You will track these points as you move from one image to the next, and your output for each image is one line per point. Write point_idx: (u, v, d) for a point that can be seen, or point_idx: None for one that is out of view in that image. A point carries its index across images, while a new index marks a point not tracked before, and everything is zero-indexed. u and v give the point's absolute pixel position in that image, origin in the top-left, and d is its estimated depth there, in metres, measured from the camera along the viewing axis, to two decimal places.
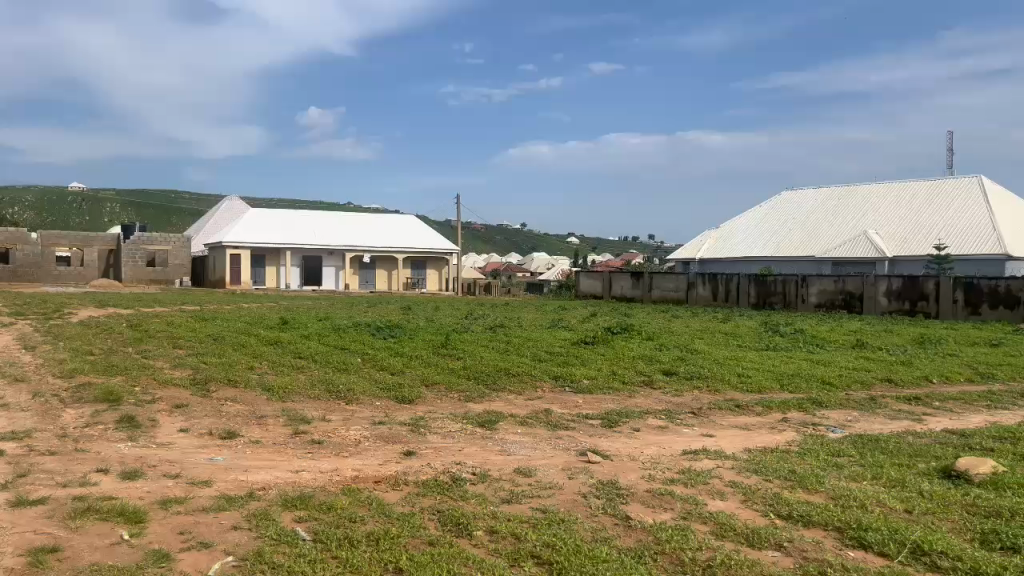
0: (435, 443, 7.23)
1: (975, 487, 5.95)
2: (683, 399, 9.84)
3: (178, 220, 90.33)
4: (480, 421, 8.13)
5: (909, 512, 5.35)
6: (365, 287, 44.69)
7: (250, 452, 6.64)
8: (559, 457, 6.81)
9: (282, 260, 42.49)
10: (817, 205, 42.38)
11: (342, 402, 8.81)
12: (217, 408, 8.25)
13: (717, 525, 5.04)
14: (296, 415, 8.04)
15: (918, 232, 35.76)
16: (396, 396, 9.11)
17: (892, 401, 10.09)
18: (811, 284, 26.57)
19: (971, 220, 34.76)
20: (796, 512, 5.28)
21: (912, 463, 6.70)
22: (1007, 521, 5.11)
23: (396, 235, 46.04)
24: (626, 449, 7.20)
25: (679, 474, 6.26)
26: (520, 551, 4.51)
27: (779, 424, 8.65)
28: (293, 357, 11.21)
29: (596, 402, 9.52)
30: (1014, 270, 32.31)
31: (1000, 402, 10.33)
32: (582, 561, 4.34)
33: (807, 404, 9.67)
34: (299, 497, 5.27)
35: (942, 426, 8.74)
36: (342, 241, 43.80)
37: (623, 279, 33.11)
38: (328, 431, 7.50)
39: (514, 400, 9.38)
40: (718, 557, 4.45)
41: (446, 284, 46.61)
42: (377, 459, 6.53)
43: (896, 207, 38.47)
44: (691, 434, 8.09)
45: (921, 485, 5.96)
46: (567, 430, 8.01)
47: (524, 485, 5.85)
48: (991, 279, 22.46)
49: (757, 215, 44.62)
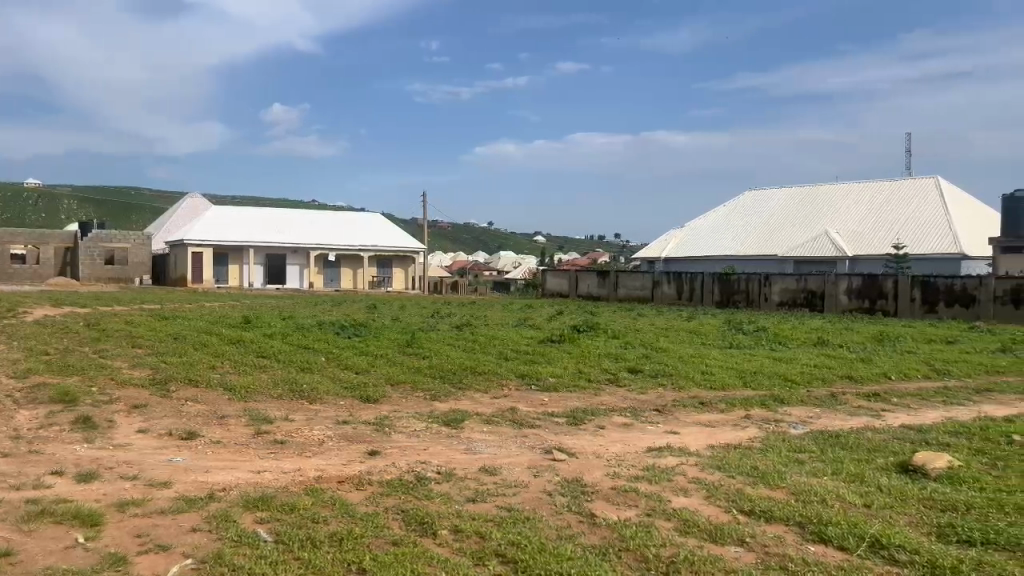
0: (399, 442, 7.17)
1: (932, 482, 6.07)
2: (648, 397, 9.91)
3: (138, 218, 88.57)
4: (445, 420, 8.10)
5: (867, 507, 5.43)
6: (329, 286, 44.30)
7: (211, 453, 6.56)
8: (525, 455, 6.81)
9: (245, 259, 41.97)
10: (780, 205, 42.95)
11: (305, 402, 8.71)
12: (177, 409, 8.11)
13: (680, 521, 5.08)
14: (258, 415, 7.94)
15: (877, 232, 36.44)
16: (360, 396, 9.02)
17: (851, 398, 10.25)
18: (773, 283, 26.98)
19: (929, 219, 35.50)
20: (759, 507, 5.35)
21: (872, 459, 6.81)
22: (963, 515, 5.22)
23: (361, 234, 45.68)
24: (592, 447, 7.22)
25: (643, 471, 6.30)
26: (485, 550, 4.49)
27: (742, 421, 8.75)
28: (256, 356, 11.05)
29: (562, 400, 9.53)
30: (969, 269, 32.99)
31: (956, 397, 10.55)
32: (547, 559, 4.34)
33: (770, 401, 9.78)
34: (261, 498, 5.20)
35: (900, 421, 8.91)
36: (306, 240, 43.33)
37: (590, 277, 33.26)
38: (290, 431, 7.41)
39: (480, 399, 9.34)
40: (682, 554, 4.48)
41: (412, 283, 46.36)
42: (340, 459, 6.47)
43: (857, 207, 39.18)
44: (655, 431, 8.13)
45: (879, 480, 6.06)
46: (533, 428, 8.00)
47: (489, 484, 5.83)
48: (948, 278, 22.86)
49: (722, 215, 45.06)
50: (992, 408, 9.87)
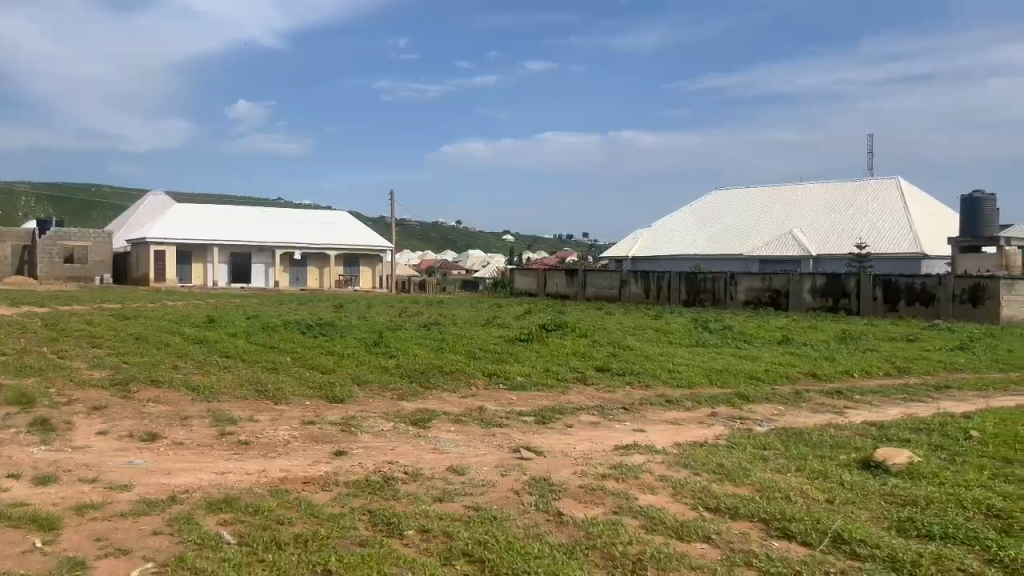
0: (367, 442, 7.12)
1: (892, 477, 6.18)
2: (615, 395, 9.97)
3: (99, 215, 87.16)
4: (413, 419, 8.07)
5: (830, 503, 5.52)
6: (295, 284, 43.92)
7: (173, 454, 6.45)
8: (492, 454, 6.80)
9: (209, 257, 41.38)
10: (746, 205, 43.39)
11: (270, 402, 8.62)
12: (138, 410, 7.97)
13: (646, 518, 5.11)
14: (222, 416, 7.83)
15: (840, 232, 37.01)
16: (326, 395, 8.95)
17: (815, 395, 10.40)
18: (739, 282, 27.25)
19: (890, 220, 36.13)
20: (724, 504, 5.40)
21: (835, 455, 6.91)
22: (922, 509, 5.33)
23: (328, 231, 45.30)
24: (560, 445, 7.25)
25: (611, 469, 6.33)
26: (452, 550, 4.47)
27: (708, 419, 8.84)
28: (221, 356, 10.89)
29: (530, 399, 9.52)
30: (929, 268, 33.64)
31: (916, 394, 10.75)
32: (515, 558, 4.33)
33: (735, 399, 9.90)
34: (224, 500, 5.13)
35: (862, 418, 9.06)
36: (272, 237, 42.88)
37: (559, 276, 33.33)
38: (255, 431, 7.34)
39: (449, 398, 9.33)
40: (649, 551, 4.50)
41: (380, 281, 46.17)
42: (306, 459, 6.42)
43: (821, 207, 39.74)
44: (622, 429, 8.18)
45: (842, 476, 6.16)
46: (501, 427, 7.99)
47: (456, 483, 5.81)
48: (909, 277, 23.25)
49: (689, 214, 45.48)
50: (950, 404, 10.09)
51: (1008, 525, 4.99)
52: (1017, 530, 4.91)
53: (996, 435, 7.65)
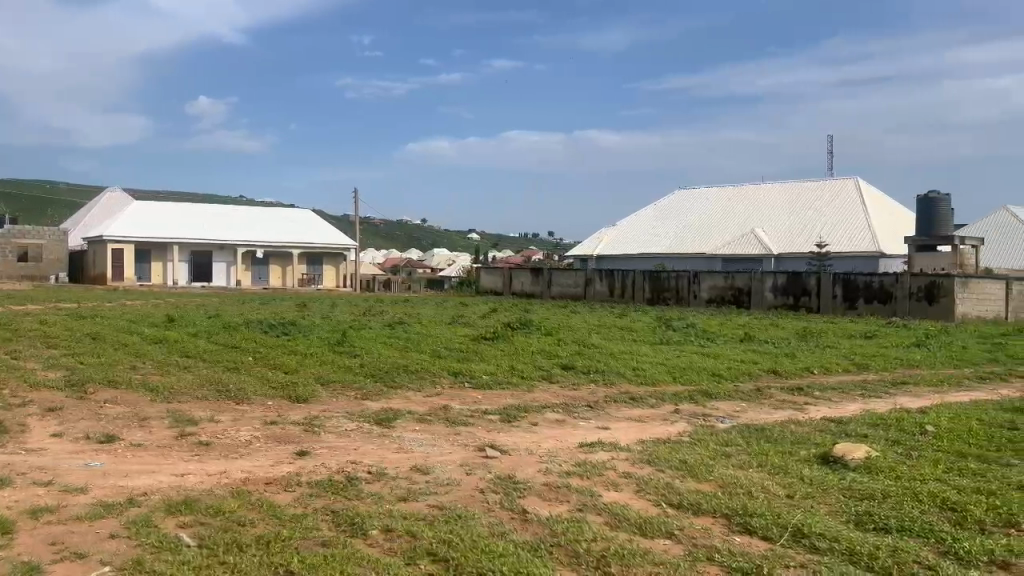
0: (330, 442, 7.06)
1: (850, 471, 6.29)
2: (580, 393, 10.00)
3: (54, 213, 85.20)
4: (378, 418, 8.02)
5: (790, 497, 5.61)
6: (258, 283, 43.39)
7: (131, 456, 6.33)
8: (457, 453, 6.78)
9: (169, 255, 40.73)
10: (709, 205, 43.82)
11: (232, 402, 8.52)
12: (95, 411, 7.81)
13: (611, 515, 5.14)
14: (181, 416, 7.71)
15: (801, 231, 37.58)
16: (289, 395, 8.86)
17: (776, 391, 10.55)
18: (702, 280, 27.56)
19: (849, 219, 36.78)
20: (687, 500, 5.45)
21: (795, 451, 7.02)
22: (879, 502, 5.43)
23: (291, 229, 44.82)
24: (525, 444, 7.27)
25: (575, 466, 6.36)
26: (417, 549, 4.45)
27: (671, 416, 8.92)
28: (181, 356, 10.72)
29: (496, 398, 9.52)
30: (886, 266, 34.31)
31: (873, 390, 10.99)
32: (480, 557, 4.33)
33: (698, 396, 10.00)
34: (184, 502, 5.05)
35: (822, 414, 9.21)
36: (233, 235, 42.32)
37: (524, 274, 33.41)
38: (216, 432, 7.25)
39: (414, 397, 9.31)
40: (613, 548, 4.53)
41: (344, 280, 45.90)
42: (269, 460, 6.34)
43: (782, 207, 40.30)
44: (587, 427, 8.21)
45: (802, 471, 6.26)
46: (466, 426, 7.98)
47: (422, 482, 5.79)
48: (867, 276, 23.68)
49: (654, 213, 45.84)
50: (906, 400, 10.31)
51: (961, 518, 5.12)
52: (970, 522, 5.04)
53: (951, 430, 7.84)
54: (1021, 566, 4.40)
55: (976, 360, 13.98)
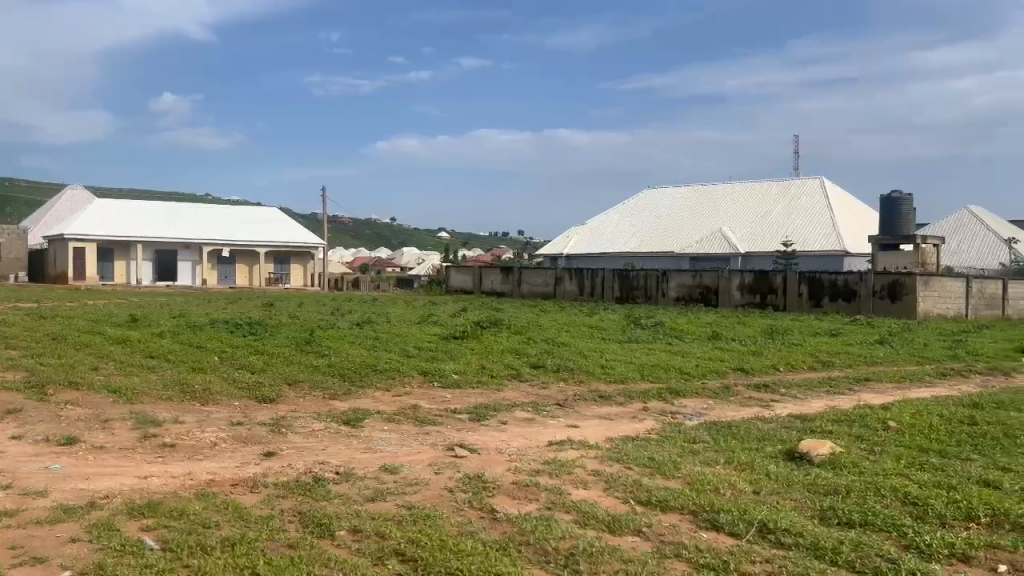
0: (296, 443, 7.01)
1: (815, 467, 6.38)
2: (549, 391, 10.02)
3: (13, 211, 83.29)
4: (346, 419, 7.96)
5: (757, 493, 5.67)
6: (223, 283, 42.86)
7: (93, 458, 6.22)
8: (425, 453, 6.75)
9: (133, 255, 40.09)
10: (677, 204, 44.13)
11: (197, 403, 8.40)
12: (55, 413, 7.66)
13: (579, 513, 5.16)
14: (144, 418, 7.59)
15: (768, 230, 38.00)
16: (255, 396, 8.77)
17: (743, 389, 10.67)
18: (670, 279, 27.75)
19: (815, 218, 37.27)
20: (655, 497, 5.49)
21: (761, 447, 7.10)
22: (843, 498, 5.52)
23: (257, 227, 44.32)
24: (494, 442, 7.27)
25: (544, 465, 6.36)
26: (385, 550, 4.42)
27: (640, 414, 8.97)
28: (144, 356, 10.56)
29: (465, 397, 9.51)
30: (851, 265, 34.83)
31: (837, 386, 11.17)
32: (447, 555, 4.32)
33: (666, 393, 10.08)
34: (147, 504, 4.97)
35: (787, 411, 9.35)
36: (199, 233, 41.77)
37: (494, 273, 33.41)
38: (180, 433, 7.15)
39: (382, 396, 9.26)
40: (581, 546, 4.55)
41: (311, 279, 45.60)
42: (234, 462, 6.27)
43: (749, 206, 40.68)
44: (557, 425, 8.22)
45: (768, 467, 6.33)
46: (435, 425, 7.95)
47: (390, 483, 5.76)
48: (832, 274, 23.99)
49: (623, 212, 46.07)
50: (870, 396, 10.49)
51: (922, 512, 5.21)
52: (930, 516, 5.13)
53: (913, 426, 7.98)
54: (980, 558, 4.49)
55: (937, 357, 14.24)
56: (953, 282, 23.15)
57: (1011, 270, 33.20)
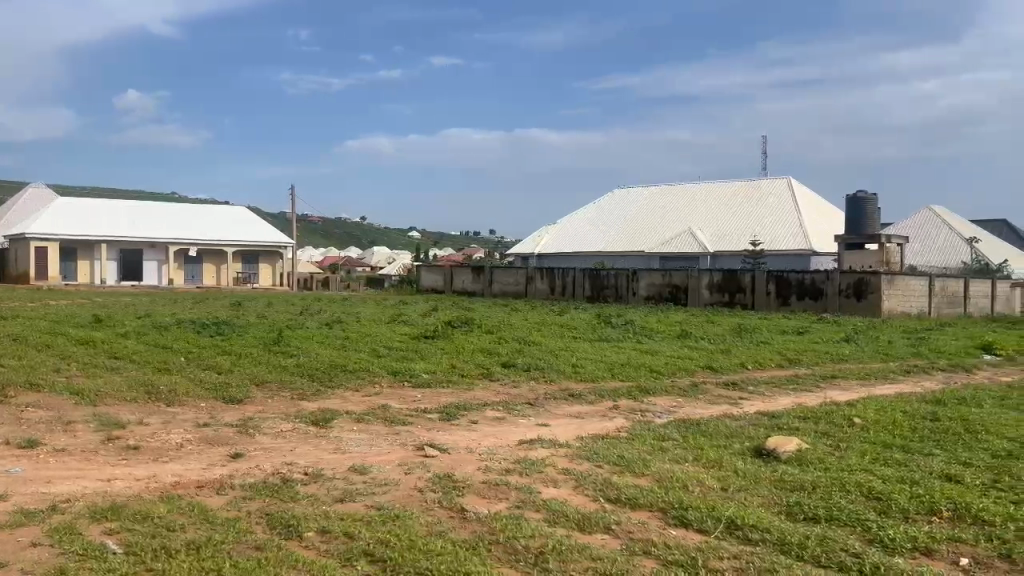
0: (265, 443, 6.95)
1: (782, 463, 6.46)
2: (520, 391, 10.02)
3: None
4: (315, 419, 7.91)
5: (724, 490, 5.73)
6: (190, 282, 42.30)
7: (55, 461, 6.11)
8: (395, 453, 6.72)
9: (96, 254, 39.39)
10: (647, 203, 44.40)
11: (162, 404, 8.30)
12: (14, 415, 7.50)
13: (549, 511, 5.17)
14: (108, 420, 7.47)
15: (736, 229, 38.37)
16: (222, 396, 8.69)
17: (713, 387, 10.77)
18: (640, 278, 27.92)
19: (783, 218, 37.68)
20: (624, 495, 5.52)
21: (730, 444, 7.17)
22: (809, 494, 5.58)
23: (224, 226, 43.83)
24: (465, 442, 7.25)
25: (515, 464, 6.36)
26: (354, 550, 4.40)
27: (611, 412, 9.01)
28: (108, 357, 10.40)
29: (436, 397, 9.47)
30: (818, 263, 35.23)
31: (804, 384, 11.31)
32: (416, 555, 4.31)
33: (636, 391, 10.13)
34: (110, 507, 4.89)
35: (755, 408, 9.44)
36: (165, 232, 41.16)
37: (466, 273, 33.37)
38: (144, 435, 7.04)
39: (351, 396, 9.20)
40: (550, 544, 4.56)
41: (280, 279, 45.24)
42: (200, 463, 6.19)
43: (718, 205, 41.00)
44: (526, 425, 8.22)
45: (736, 464, 6.40)
46: (405, 425, 7.92)
47: (359, 483, 5.73)
48: (799, 273, 24.31)
49: (593, 212, 46.22)
50: (835, 393, 10.64)
51: (886, 506, 5.30)
52: (894, 510, 5.22)
53: (877, 422, 8.12)
54: (942, 552, 4.57)
55: (901, 354, 14.50)
56: (916, 281, 23.58)
57: (973, 270, 33.83)
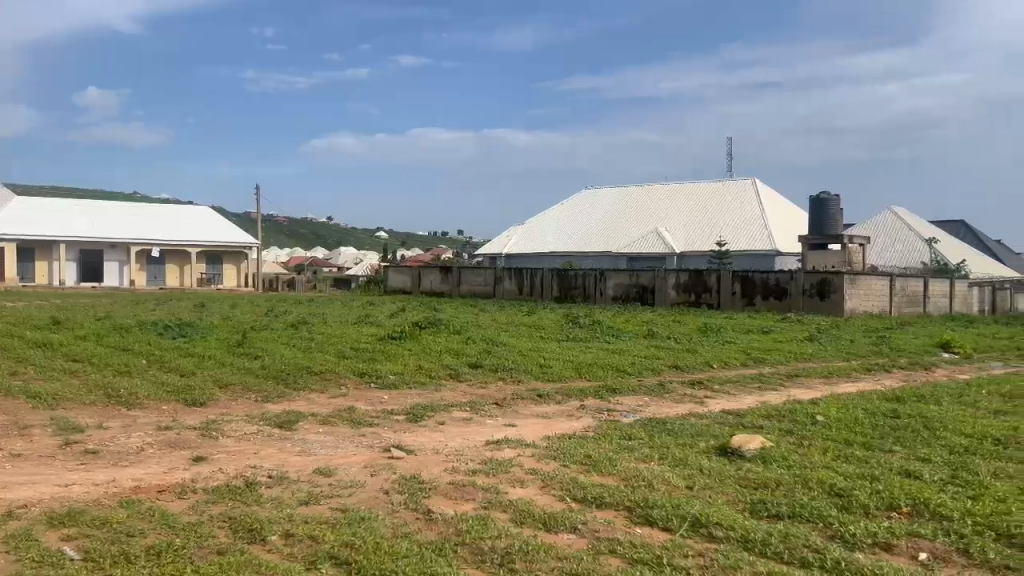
0: (228, 446, 6.86)
1: (747, 461, 6.53)
2: (487, 391, 10.02)
3: None
4: (278, 421, 7.83)
5: (690, 488, 5.77)
6: (153, 283, 41.63)
7: (10, 467, 5.97)
8: (361, 455, 6.68)
9: (55, 255, 38.57)
10: (614, 204, 44.63)
11: (123, 407, 8.15)
12: None
13: (516, 511, 5.18)
14: (66, 424, 7.32)
15: (702, 229, 38.72)
16: (185, 399, 8.57)
17: (679, 386, 10.87)
18: (608, 278, 28.07)
19: (748, 219, 38.08)
20: (590, 494, 5.53)
21: (695, 443, 7.24)
22: (772, 491, 5.66)
23: (188, 226, 43.23)
24: (431, 443, 7.23)
25: (481, 464, 6.35)
26: (319, 553, 4.36)
27: (577, 411, 9.04)
28: (66, 360, 10.17)
29: (403, 398, 9.44)
30: (783, 264, 35.67)
31: (768, 382, 11.44)
32: (381, 558, 4.28)
33: (603, 391, 10.18)
34: (68, 513, 4.80)
35: (721, 407, 9.53)
36: (126, 232, 40.46)
37: (434, 273, 33.29)
38: (104, 439, 6.91)
39: (317, 398, 9.11)
40: (517, 544, 4.56)
41: (245, 280, 44.74)
42: (161, 467, 6.09)
43: (685, 206, 41.33)
44: (493, 425, 8.22)
45: (701, 462, 6.45)
46: (371, 427, 7.87)
47: (324, 485, 5.68)
48: (764, 273, 24.59)
49: (561, 213, 46.35)
50: (799, 391, 10.80)
51: (846, 502, 5.38)
52: (855, 506, 5.30)
53: (839, 420, 8.25)
54: (901, 547, 4.66)
55: (863, 353, 14.76)
56: (877, 281, 24.01)
57: (931, 270, 34.57)
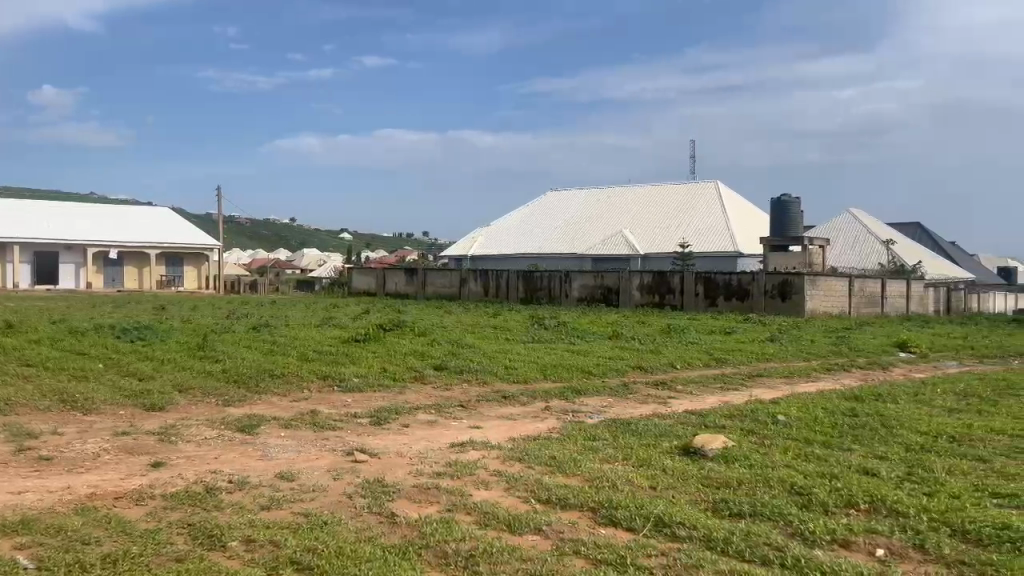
0: (187, 451, 6.75)
1: (709, 461, 6.59)
2: (452, 393, 10.00)
3: None
4: (239, 425, 7.72)
5: (653, 488, 5.82)
6: (110, 285, 40.85)
7: None
8: (325, 459, 6.62)
9: (8, 257, 37.66)
10: (580, 206, 44.81)
11: (79, 413, 7.98)
12: None
13: (480, 513, 5.17)
14: (19, 430, 7.14)
15: (666, 230, 39.04)
16: (143, 403, 8.40)
17: (643, 386, 10.94)
18: (573, 280, 28.14)
19: (711, 220, 38.48)
20: (555, 495, 5.55)
21: (659, 443, 7.29)
22: (733, 490, 5.72)
23: (147, 227, 42.51)
24: (395, 446, 7.19)
25: (446, 467, 6.33)
26: (280, 559, 4.31)
27: (543, 413, 9.05)
28: (19, 365, 9.93)
29: (367, 400, 9.38)
30: (745, 265, 36.09)
31: (731, 382, 11.59)
32: (344, 562, 4.25)
33: (568, 392, 10.22)
34: (21, 521, 4.68)
35: (684, 407, 9.61)
36: (83, 234, 39.67)
37: (398, 274, 33.15)
38: (58, 446, 6.75)
39: (279, 402, 9.01)
40: (481, 546, 4.55)
41: (205, 281, 44.11)
42: (119, 473, 5.97)
43: (649, 208, 41.65)
44: (459, 427, 8.20)
45: (664, 463, 6.50)
46: (335, 430, 7.80)
47: (286, 489, 5.62)
48: (726, 274, 24.85)
49: (527, 214, 46.42)
50: (761, 391, 10.95)
51: (806, 501, 5.46)
52: (814, 504, 5.39)
53: (800, 419, 8.36)
54: (859, 543, 4.75)
55: (822, 353, 15.01)
56: (837, 282, 24.44)
57: (888, 270, 35.33)
